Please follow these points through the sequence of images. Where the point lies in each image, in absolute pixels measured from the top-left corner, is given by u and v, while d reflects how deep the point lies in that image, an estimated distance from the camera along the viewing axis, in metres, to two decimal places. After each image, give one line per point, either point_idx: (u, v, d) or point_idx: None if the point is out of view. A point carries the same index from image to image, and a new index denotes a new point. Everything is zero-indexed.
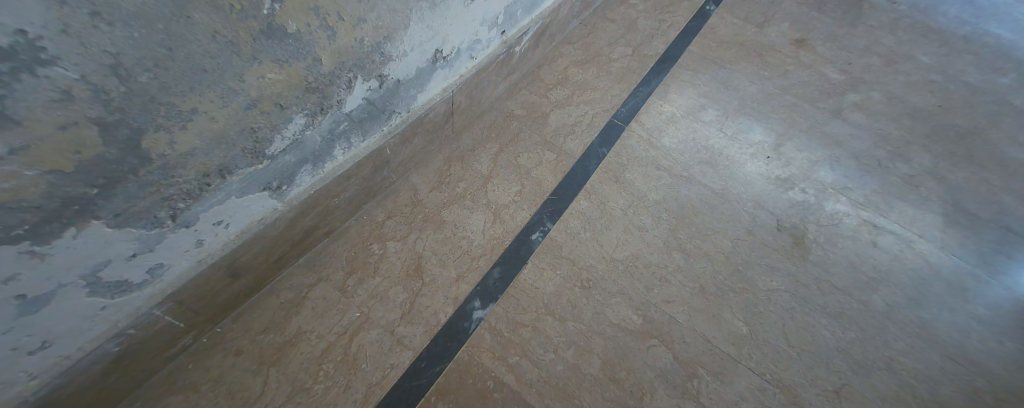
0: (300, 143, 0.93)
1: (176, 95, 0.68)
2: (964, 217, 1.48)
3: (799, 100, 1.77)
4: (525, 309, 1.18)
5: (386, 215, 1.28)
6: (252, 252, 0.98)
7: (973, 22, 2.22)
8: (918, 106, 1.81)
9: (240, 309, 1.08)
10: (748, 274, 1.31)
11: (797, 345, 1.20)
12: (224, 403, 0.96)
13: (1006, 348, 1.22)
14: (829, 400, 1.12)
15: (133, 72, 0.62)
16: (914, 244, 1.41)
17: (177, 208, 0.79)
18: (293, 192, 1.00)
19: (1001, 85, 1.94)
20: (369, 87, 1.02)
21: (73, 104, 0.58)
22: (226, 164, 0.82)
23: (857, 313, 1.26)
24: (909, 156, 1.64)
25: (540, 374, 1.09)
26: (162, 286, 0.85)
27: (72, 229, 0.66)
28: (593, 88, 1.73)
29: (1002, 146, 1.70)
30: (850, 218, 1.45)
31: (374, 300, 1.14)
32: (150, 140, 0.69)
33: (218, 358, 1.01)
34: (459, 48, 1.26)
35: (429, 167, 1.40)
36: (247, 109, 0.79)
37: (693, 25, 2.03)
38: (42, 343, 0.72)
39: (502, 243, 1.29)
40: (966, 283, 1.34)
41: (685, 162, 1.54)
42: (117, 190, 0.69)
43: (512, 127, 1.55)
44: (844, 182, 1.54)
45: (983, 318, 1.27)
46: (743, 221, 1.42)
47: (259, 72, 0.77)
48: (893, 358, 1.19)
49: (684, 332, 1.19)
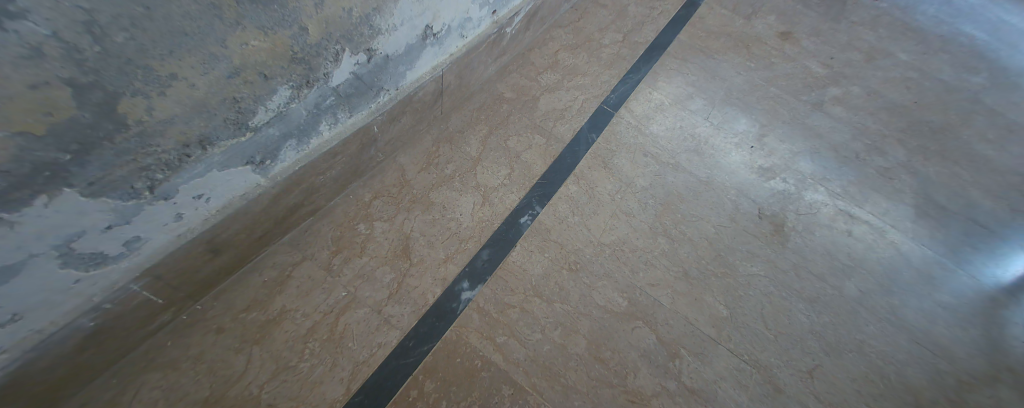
0: (284, 116, 0.91)
1: (153, 58, 0.65)
2: (933, 208, 1.54)
3: (782, 92, 1.80)
4: (513, 291, 1.18)
5: (373, 195, 1.25)
6: (233, 229, 0.96)
7: (949, 22, 2.29)
8: (896, 101, 1.86)
9: (220, 287, 1.05)
10: (729, 259, 1.34)
11: (774, 328, 1.24)
12: (205, 381, 0.94)
13: (969, 334, 1.29)
14: (803, 380, 1.16)
15: (108, 31, 0.59)
16: (887, 234, 1.46)
17: (155, 179, 0.76)
18: (276, 167, 0.97)
19: (974, 83, 2.01)
20: (356, 62, 0.99)
21: (43, 61, 0.55)
22: (206, 135, 0.79)
23: (831, 298, 1.31)
24: (885, 149, 1.69)
25: (527, 353, 1.09)
26: (139, 260, 0.83)
27: (43, 196, 0.63)
28: (583, 73, 1.73)
29: (971, 142, 1.77)
30: (827, 208, 1.49)
31: (361, 280, 1.12)
32: (126, 106, 0.66)
33: (197, 336, 0.99)
34: (449, 26, 1.23)
35: (417, 148, 1.38)
36: (229, 78, 0.76)
37: (683, 14, 2.04)
38: (11, 317, 0.69)
39: (491, 225, 1.28)
40: (934, 272, 1.40)
41: (672, 150, 1.55)
42: (91, 157, 0.66)
43: (501, 110, 1.53)
44: (823, 173, 1.58)
45: (949, 306, 1.33)
46: (726, 208, 1.45)
47: (242, 38, 0.74)
48: (863, 341, 1.24)
49: (666, 314, 1.21)
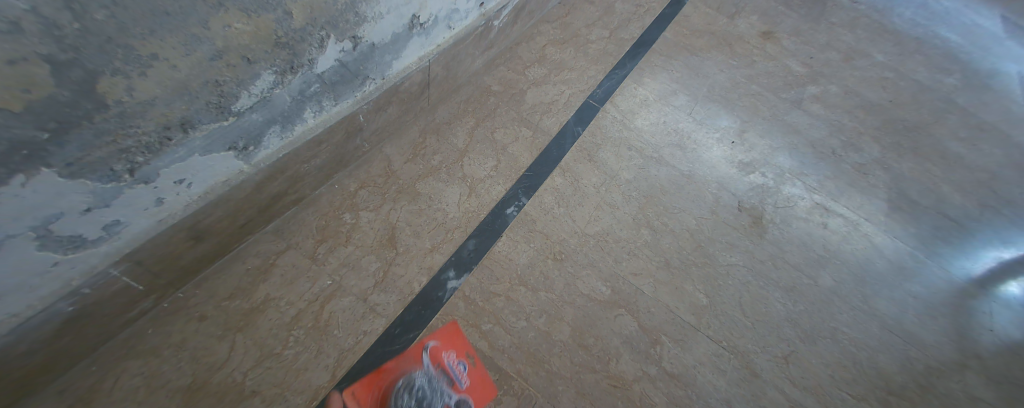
0: (268, 101, 0.91)
1: (134, 37, 0.64)
2: (906, 203, 1.60)
3: (763, 89, 1.85)
4: (498, 280, 1.19)
5: (359, 185, 1.26)
6: (216, 215, 0.95)
7: (925, 25, 2.36)
8: (872, 100, 1.92)
9: (203, 274, 1.05)
10: (710, 250, 1.38)
11: (752, 316, 1.27)
12: (188, 368, 0.94)
13: (938, 322, 1.34)
14: (779, 365, 1.20)
15: (87, 8, 0.58)
16: (862, 227, 1.51)
17: (136, 162, 0.75)
18: (260, 154, 0.97)
19: (947, 84, 2.08)
20: (341, 49, 0.99)
21: (21, 37, 0.54)
22: (188, 118, 0.78)
23: (806, 287, 1.35)
24: (861, 145, 1.74)
25: (512, 340, 1.11)
26: (119, 245, 0.82)
27: (20, 176, 0.62)
28: (570, 68, 1.74)
29: (944, 140, 1.84)
30: (805, 202, 1.54)
31: (346, 269, 1.13)
32: (106, 85, 0.65)
33: (180, 323, 0.98)
34: (436, 17, 1.24)
35: (403, 139, 1.38)
36: (211, 61, 0.76)
37: (669, 12, 2.07)
38: None
39: (477, 216, 1.29)
40: (906, 263, 1.45)
41: (656, 144, 1.58)
42: (69, 136, 0.65)
43: (488, 103, 1.54)
44: (801, 168, 1.63)
45: (919, 295, 1.39)
46: (707, 201, 1.48)
47: (225, 20, 0.74)
48: (836, 329, 1.29)
49: (649, 302, 1.24)
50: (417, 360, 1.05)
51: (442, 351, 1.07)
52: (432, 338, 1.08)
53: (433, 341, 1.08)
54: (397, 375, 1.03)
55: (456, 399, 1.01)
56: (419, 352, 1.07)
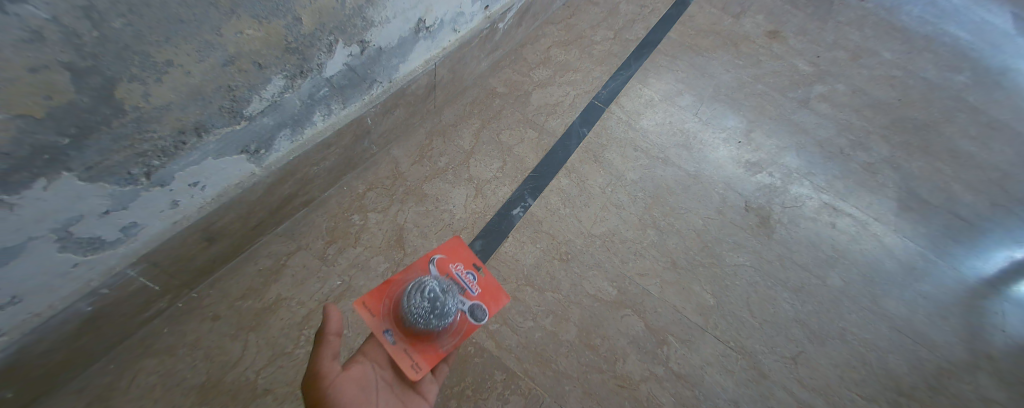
0: (278, 105, 0.92)
1: (150, 45, 0.66)
2: (916, 202, 1.58)
3: (769, 89, 1.84)
4: (504, 280, 1.20)
5: (367, 187, 1.27)
6: (229, 217, 0.97)
7: (934, 22, 2.34)
8: (880, 99, 1.90)
9: (215, 275, 1.07)
10: (717, 250, 1.37)
11: (759, 316, 1.27)
12: (202, 367, 0.96)
13: (949, 323, 1.33)
14: (786, 366, 1.20)
15: (106, 16, 0.60)
16: (870, 227, 1.50)
17: (152, 165, 0.77)
18: (271, 157, 0.99)
19: (957, 82, 2.06)
20: (349, 53, 1.00)
21: (43, 46, 0.56)
22: (202, 122, 0.80)
23: (815, 288, 1.35)
24: (869, 145, 1.73)
25: (519, 340, 1.12)
26: (135, 247, 0.84)
27: (42, 180, 0.64)
28: (575, 69, 1.75)
29: (954, 139, 1.82)
30: (812, 201, 1.53)
31: (355, 269, 1.14)
32: (123, 91, 0.67)
33: (194, 322, 1.00)
34: (441, 20, 1.25)
35: (410, 141, 1.40)
36: (224, 66, 0.78)
37: (674, 12, 2.07)
38: (11, 299, 0.71)
39: (483, 217, 1.30)
40: (916, 263, 1.44)
41: (662, 145, 1.58)
42: (88, 142, 0.67)
43: (494, 104, 1.55)
44: (809, 168, 1.62)
45: (930, 295, 1.37)
46: (713, 201, 1.48)
47: (237, 27, 0.75)
48: (845, 329, 1.28)
49: (655, 303, 1.24)
50: (423, 271, 0.90)
51: (449, 265, 0.91)
52: (438, 249, 0.92)
53: (439, 253, 0.91)
54: (404, 286, 0.87)
55: (470, 305, 0.87)
56: (425, 264, 0.91)
